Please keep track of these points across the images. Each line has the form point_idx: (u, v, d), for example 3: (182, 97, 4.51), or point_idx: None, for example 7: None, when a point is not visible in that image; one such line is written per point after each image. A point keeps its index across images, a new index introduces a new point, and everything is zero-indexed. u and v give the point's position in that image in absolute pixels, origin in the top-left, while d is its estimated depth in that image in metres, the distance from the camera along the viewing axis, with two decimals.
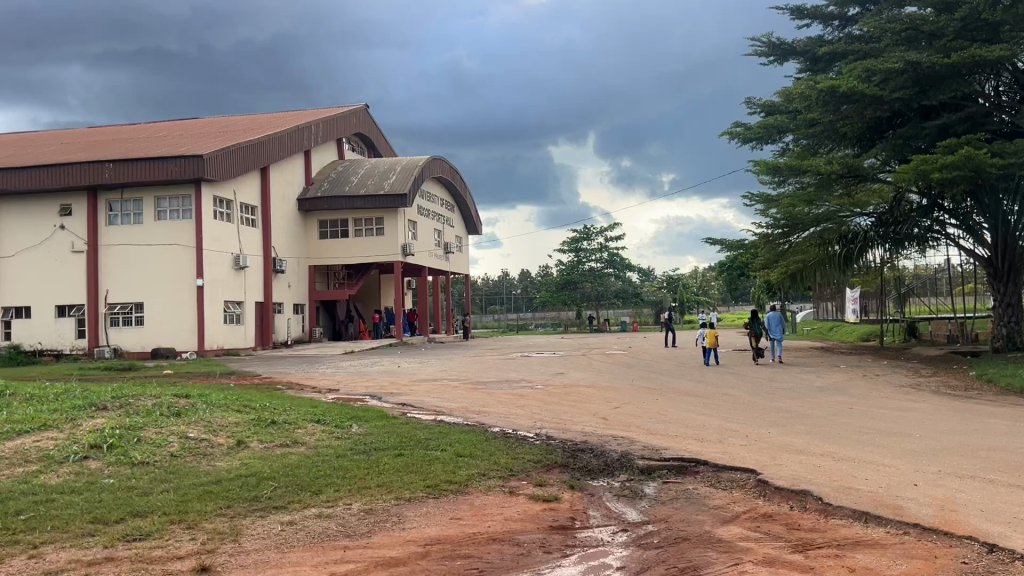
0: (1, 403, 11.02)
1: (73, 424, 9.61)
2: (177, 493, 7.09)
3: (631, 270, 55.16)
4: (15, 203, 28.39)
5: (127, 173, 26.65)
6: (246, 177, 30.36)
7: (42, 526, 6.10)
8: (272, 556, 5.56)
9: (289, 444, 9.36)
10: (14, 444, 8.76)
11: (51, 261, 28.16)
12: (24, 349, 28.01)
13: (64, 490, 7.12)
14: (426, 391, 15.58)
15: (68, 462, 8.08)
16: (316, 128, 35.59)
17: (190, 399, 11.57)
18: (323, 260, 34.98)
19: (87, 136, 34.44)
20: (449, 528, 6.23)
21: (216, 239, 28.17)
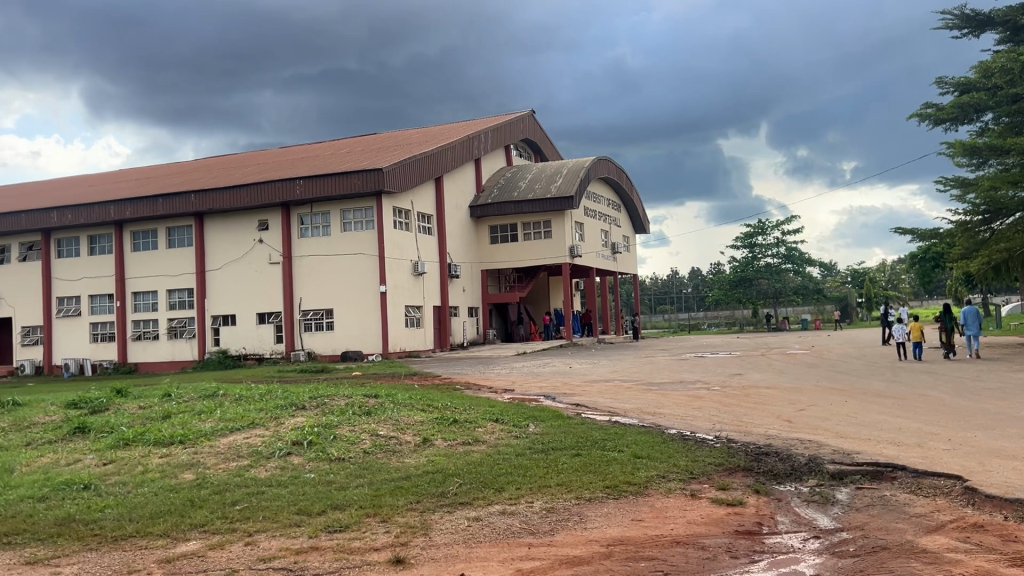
0: (215, 403, 12.10)
1: (276, 422, 10.41)
2: (371, 487, 7.51)
3: (811, 264, 52.58)
4: (220, 221, 31.10)
5: (315, 189, 28.49)
6: (422, 187, 31.67)
7: (255, 516, 6.64)
8: (461, 550, 5.76)
9: (471, 442, 9.66)
10: (228, 441, 9.60)
11: (251, 273, 30.60)
12: (231, 354, 30.61)
13: (272, 483, 7.73)
14: (600, 391, 15.59)
15: (274, 457, 8.76)
16: (486, 135, 36.55)
17: (378, 398, 12.22)
18: (495, 264, 35.83)
19: (279, 156, 37.14)
20: (632, 530, 6.21)
21: (396, 247, 29.57)
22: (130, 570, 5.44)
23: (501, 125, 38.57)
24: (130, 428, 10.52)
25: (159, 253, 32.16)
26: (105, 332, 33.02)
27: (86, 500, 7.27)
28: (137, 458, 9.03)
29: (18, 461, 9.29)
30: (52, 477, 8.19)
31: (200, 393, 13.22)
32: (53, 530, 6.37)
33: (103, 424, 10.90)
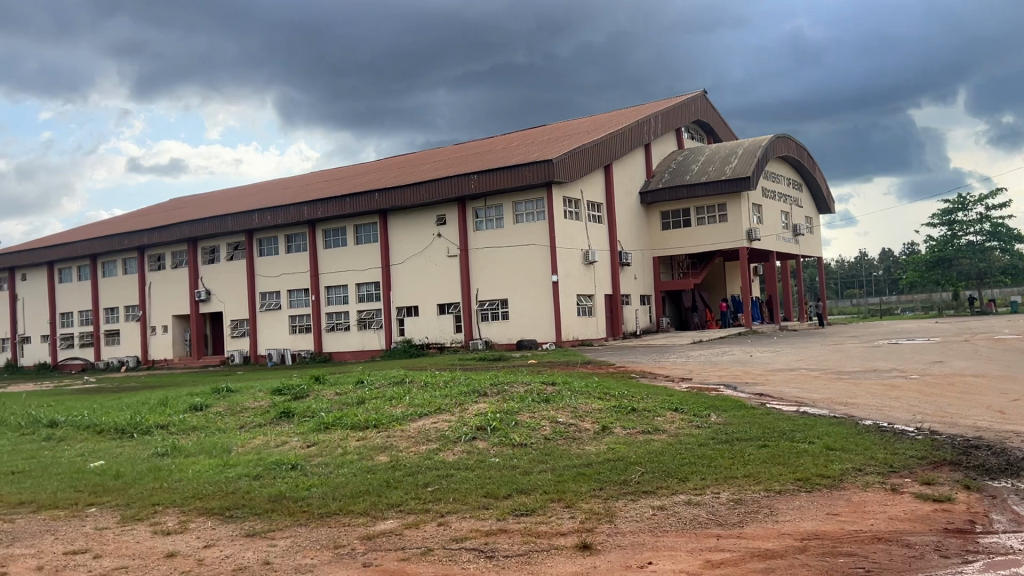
0: (403, 390, 12.74)
1: (461, 408, 10.80)
2: (554, 473, 7.62)
3: (1021, 241, 47.83)
4: (401, 216, 32.57)
5: (489, 183, 29.20)
6: (593, 175, 31.67)
7: (447, 498, 6.93)
8: (647, 539, 5.73)
9: (651, 431, 9.58)
10: (417, 425, 10.07)
11: (431, 265, 31.84)
12: (415, 343, 32.04)
13: (460, 467, 8.03)
14: (785, 380, 14.97)
15: (461, 441, 9.09)
16: (656, 120, 36.00)
17: (556, 386, 12.38)
18: (668, 250, 35.25)
19: (454, 152, 38.37)
20: (827, 524, 5.94)
21: (569, 237, 29.77)
22: (335, 544, 5.82)
23: (672, 108, 37.80)
24: (328, 412, 11.26)
25: (347, 249, 34.13)
26: (302, 323, 35.52)
27: (294, 479, 7.87)
28: (336, 440, 9.67)
29: (235, 441, 10.20)
30: (264, 457, 8.93)
31: (389, 380, 13.98)
32: (267, 506, 6.94)
33: (305, 409, 11.74)
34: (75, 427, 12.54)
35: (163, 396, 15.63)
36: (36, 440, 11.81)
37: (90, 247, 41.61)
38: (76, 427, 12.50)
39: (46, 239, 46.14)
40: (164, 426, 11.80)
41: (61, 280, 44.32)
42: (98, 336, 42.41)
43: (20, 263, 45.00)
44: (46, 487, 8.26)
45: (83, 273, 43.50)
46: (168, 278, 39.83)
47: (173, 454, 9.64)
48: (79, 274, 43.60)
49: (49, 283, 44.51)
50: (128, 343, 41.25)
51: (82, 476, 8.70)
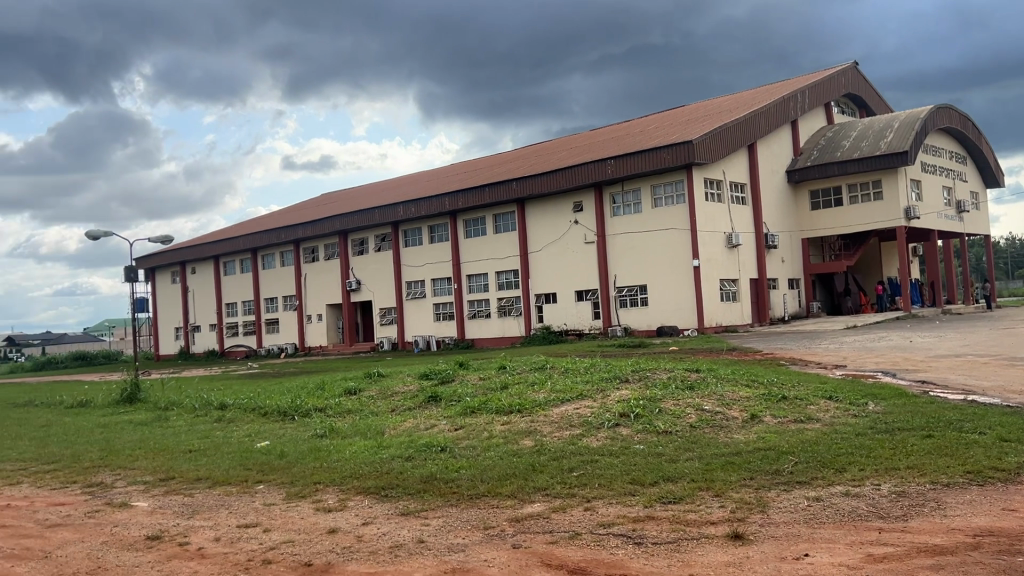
0: (545, 375, 12.87)
1: (603, 394, 10.79)
2: (701, 461, 7.47)
3: None
4: (539, 204, 32.76)
5: (626, 167, 28.93)
6: (735, 155, 30.70)
7: (593, 483, 6.94)
8: (803, 530, 5.53)
9: (803, 420, 9.21)
10: (560, 410, 10.14)
11: (569, 252, 31.88)
12: (555, 330, 32.24)
13: (604, 453, 8.02)
14: (949, 367, 14.06)
15: (604, 428, 9.08)
16: (803, 95, 34.45)
17: (701, 373, 12.16)
18: (817, 232, 33.72)
19: (591, 137, 38.19)
20: (1003, 520, 5.52)
21: (711, 220, 29.03)
22: (484, 525, 5.97)
23: (819, 82, 36.03)
24: (474, 397, 11.53)
25: (487, 238, 34.70)
26: (445, 311, 36.49)
27: (444, 460, 8.11)
28: (483, 424, 9.89)
29: (387, 424, 10.63)
30: (414, 440, 9.25)
31: (531, 366, 14.16)
32: (420, 486, 7.19)
33: (451, 393, 12.07)
34: (242, 409, 13.45)
35: (320, 381, 16.51)
36: (208, 421, 12.76)
37: (251, 241, 44.32)
38: (243, 409, 13.41)
39: (211, 234, 49.52)
40: (321, 409, 12.45)
41: (225, 272, 47.48)
42: (259, 325, 45.21)
43: (190, 258, 48.55)
44: (218, 465, 8.91)
45: (244, 266, 46.44)
46: (320, 269, 41.88)
47: (330, 436, 10.15)
48: (241, 267, 46.57)
49: (215, 275, 47.79)
50: (286, 331, 43.76)
51: (250, 455, 9.31)
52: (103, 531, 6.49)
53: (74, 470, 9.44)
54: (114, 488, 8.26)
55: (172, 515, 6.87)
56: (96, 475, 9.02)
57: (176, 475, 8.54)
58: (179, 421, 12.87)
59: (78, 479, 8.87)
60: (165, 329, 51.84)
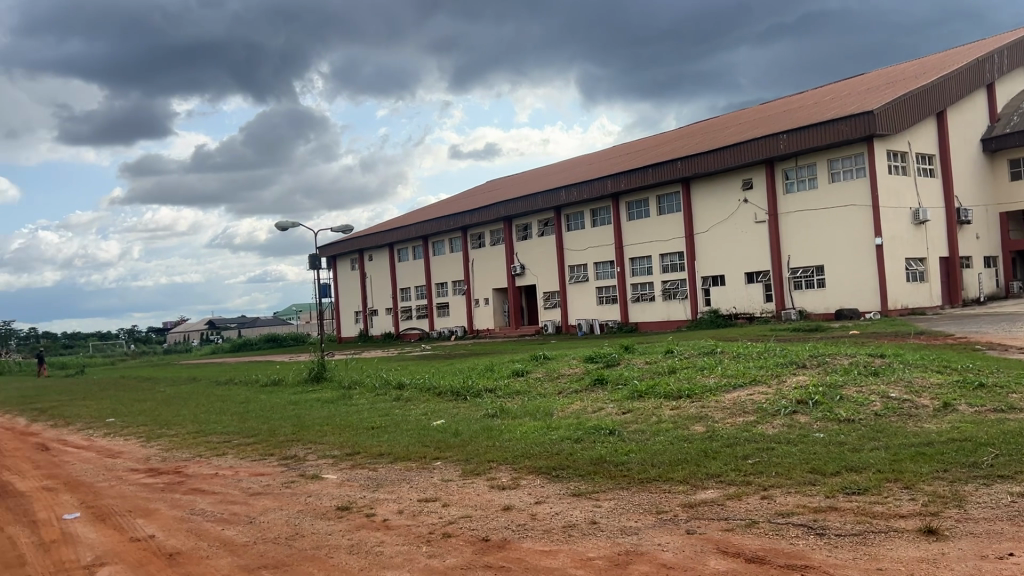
0: (716, 360, 12.60)
1: (778, 380, 10.42)
2: (888, 451, 7.06)
3: None
4: (706, 183, 31.91)
5: (799, 142, 27.63)
6: (922, 125, 28.55)
7: (769, 471, 6.73)
8: (1007, 528, 5.12)
9: (1004, 409, 8.49)
10: (732, 396, 9.89)
11: (738, 232, 30.88)
12: (723, 313, 31.39)
13: (779, 440, 7.75)
14: None
15: (780, 415, 8.77)
16: (1000, 56, 31.48)
17: (886, 358, 11.47)
18: (1018, 204, 30.79)
19: (761, 112, 36.71)
20: None
21: (894, 195, 27.18)
22: (657, 510, 5.93)
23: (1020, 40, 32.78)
24: (642, 381, 11.46)
25: (652, 220, 34.21)
26: (610, 294, 36.39)
27: (614, 443, 8.13)
28: (652, 408, 9.83)
29: (556, 406, 10.78)
30: (583, 422, 9.31)
31: (700, 350, 13.89)
32: (591, 468, 7.25)
33: (619, 377, 12.07)
34: (418, 389, 14.08)
35: (489, 363, 17.00)
36: (388, 400, 13.46)
37: (421, 228, 46.06)
38: (419, 389, 14.04)
39: (385, 223, 51.87)
40: (492, 390, 12.82)
41: (398, 259, 49.64)
42: (431, 309, 47.00)
43: (366, 246, 51.13)
44: (399, 442, 9.37)
45: (416, 253, 48.36)
46: (487, 254, 42.90)
47: (501, 416, 10.42)
48: (413, 253, 48.54)
49: (390, 262, 50.08)
50: (456, 315, 45.24)
51: (427, 433, 9.73)
52: (298, 500, 7.01)
53: (270, 443, 10.24)
54: (306, 461, 8.89)
55: (359, 488, 7.30)
56: (290, 448, 9.76)
57: (361, 450, 9.07)
58: (361, 399, 13.66)
59: (274, 451, 9.62)
60: (345, 314, 55.01)
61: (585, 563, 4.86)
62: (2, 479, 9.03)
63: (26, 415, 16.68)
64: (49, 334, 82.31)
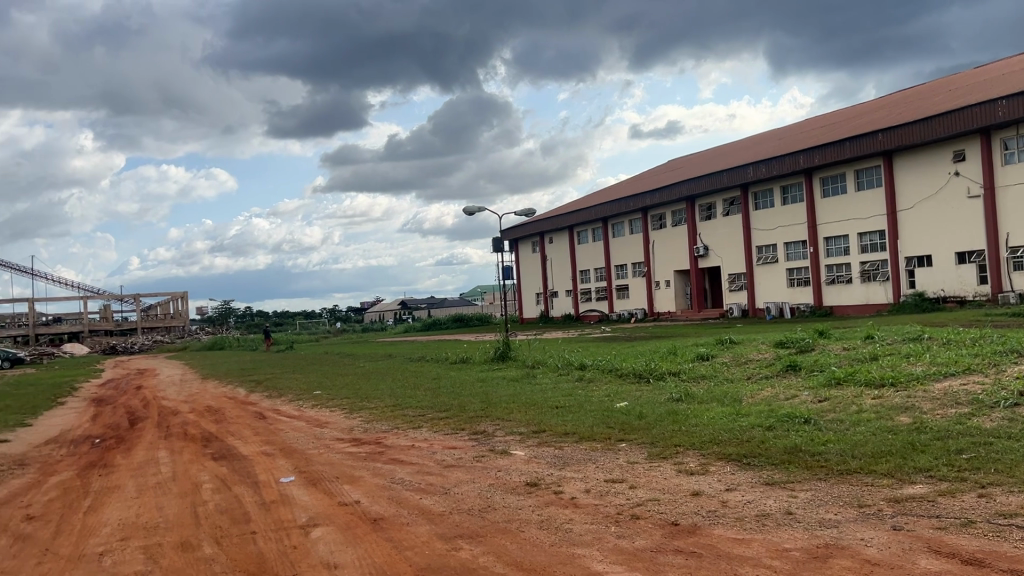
0: (922, 347, 11.72)
1: (996, 369, 9.54)
2: None
3: None
4: (910, 156, 29.64)
5: (1021, 107, 25.02)
6: None
7: (987, 468, 6.20)
8: None
9: None
10: (942, 386, 9.18)
11: (947, 209, 28.51)
12: (929, 297, 29.19)
13: (999, 435, 7.09)
14: None
15: (999, 408, 8.03)
16: None
17: None
18: None
19: (974, 77, 33.53)
20: None
21: None
22: (859, 504, 5.63)
23: None
24: (839, 368, 10.88)
25: (848, 197, 32.23)
26: (801, 276, 34.75)
27: (808, 433, 7.77)
28: (850, 397, 9.31)
29: (745, 391, 10.46)
30: (775, 410, 8.97)
31: (904, 336, 12.96)
32: (784, 457, 6.98)
33: (813, 363, 11.52)
34: (600, 370, 14.15)
35: (674, 346, 16.78)
36: (571, 380, 13.62)
37: (602, 210, 46.00)
38: (601, 370, 14.12)
39: (567, 205, 52.22)
40: (676, 373, 12.64)
41: (579, 241, 49.86)
42: (611, 290, 46.93)
43: (547, 228, 51.74)
44: (584, 421, 9.45)
45: (597, 235, 48.35)
46: (669, 235, 42.16)
47: (687, 400, 10.25)
48: (593, 236, 48.59)
49: (570, 244, 50.40)
50: (637, 297, 44.90)
51: (611, 415, 9.74)
52: (489, 474, 7.26)
53: (461, 419, 10.66)
54: (495, 436, 9.19)
55: (546, 465, 7.45)
56: (479, 424, 10.11)
57: (547, 429, 9.24)
58: (545, 379, 13.91)
59: (465, 426, 10.01)
60: (527, 295, 56.07)
61: (782, 554, 4.70)
62: (228, 443, 10.00)
63: (245, 386, 18.36)
64: (262, 313, 89.97)
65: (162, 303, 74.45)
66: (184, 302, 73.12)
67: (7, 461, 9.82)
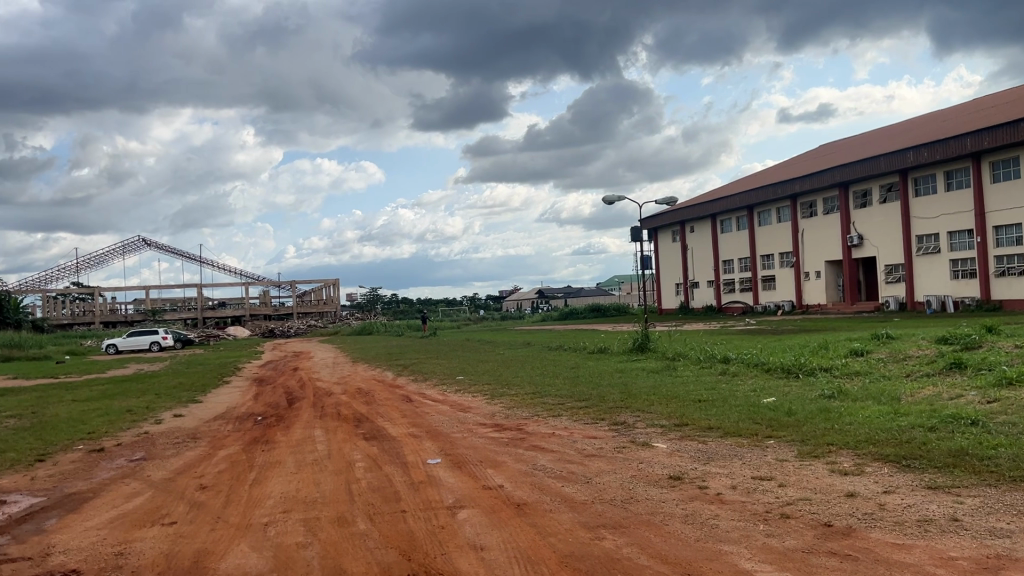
0: None
1: None
2: None
3: None
4: None
5: None
6: None
7: None
8: None
9: None
10: None
11: None
12: None
13: None
14: None
15: None
16: None
17: None
18: None
19: None
20: None
21: None
22: None
23: None
24: (1012, 367, 10.09)
25: None
26: (966, 268, 32.50)
27: (976, 436, 7.25)
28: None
29: (904, 390, 9.89)
30: (939, 410, 8.42)
31: None
32: (948, 460, 6.56)
33: (981, 361, 10.72)
34: (746, 364, 13.77)
35: (824, 340, 16.10)
36: (713, 373, 13.33)
37: (748, 198, 44.62)
38: (746, 364, 13.72)
39: (710, 193, 50.95)
40: (828, 369, 12.12)
41: (722, 230, 48.57)
42: (755, 282, 45.49)
43: (689, 217, 50.69)
44: (728, 417, 9.23)
45: (741, 224, 46.94)
46: (819, 225, 40.37)
47: (840, 398, 9.81)
48: (737, 225, 47.20)
49: (713, 233, 49.17)
50: (784, 289, 43.31)
51: (758, 410, 9.46)
52: (631, 465, 7.21)
53: (601, 409, 10.66)
54: (636, 428, 9.12)
55: (690, 459, 7.33)
56: (620, 415, 10.06)
57: (689, 423, 9.08)
58: (687, 372, 13.69)
59: (605, 417, 10.00)
60: (666, 285, 55.21)
61: (948, 563, 4.43)
62: (377, 424, 10.45)
63: (392, 370, 19.12)
64: (406, 300, 93.25)
65: (316, 289, 78.53)
66: (336, 289, 76.84)
67: (182, 433, 10.66)
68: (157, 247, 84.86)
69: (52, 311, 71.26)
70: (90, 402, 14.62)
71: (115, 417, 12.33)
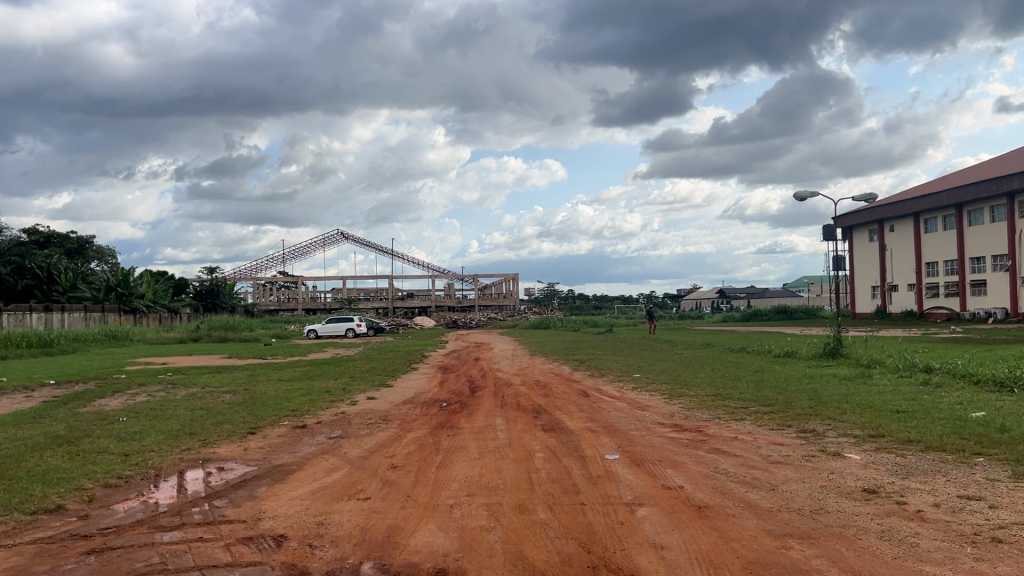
0: None
1: None
2: None
3: None
4: None
5: None
6: None
7: None
8: None
9: None
10: None
11: None
12: None
13: None
14: None
15: None
16: None
17: None
18: None
19: None
20: None
21: None
22: None
23: None
24: None
25: None
26: None
27: None
28: None
29: None
30: None
31: None
32: None
33: None
34: (950, 374, 12.79)
35: None
36: (914, 383, 12.47)
37: (957, 195, 41.30)
38: (952, 374, 12.74)
39: (915, 189, 47.46)
40: None
41: (925, 230, 45.12)
42: (963, 286, 41.89)
43: (889, 215, 47.53)
44: (931, 430, 8.58)
45: (947, 223, 43.45)
46: None
47: None
48: (944, 224, 43.67)
49: (915, 232, 45.82)
50: (997, 295, 39.62)
51: (965, 425, 8.75)
52: (821, 475, 6.88)
53: (787, 415, 10.26)
54: (826, 437, 8.70)
55: (887, 473, 6.90)
56: (808, 422, 9.62)
57: (886, 434, 8.54)
58: (883, 380, 12.86)
59: (792, 423, 9.61)
60: (861, 287, 52.02)
61: None
62: (556, 417, 10.60)
63: (570, 364, 19.34)
64: (584, 296, 93.73)
65: (496, 283, 80.74)
66: (515, 284, 78.62)
67: (375, 415, 11.33)
68: (353, 240, 90.53)
69: (261, 297, 77.67)
70: (295, 382, 15.84)
71: (317, 397, 13.30)
